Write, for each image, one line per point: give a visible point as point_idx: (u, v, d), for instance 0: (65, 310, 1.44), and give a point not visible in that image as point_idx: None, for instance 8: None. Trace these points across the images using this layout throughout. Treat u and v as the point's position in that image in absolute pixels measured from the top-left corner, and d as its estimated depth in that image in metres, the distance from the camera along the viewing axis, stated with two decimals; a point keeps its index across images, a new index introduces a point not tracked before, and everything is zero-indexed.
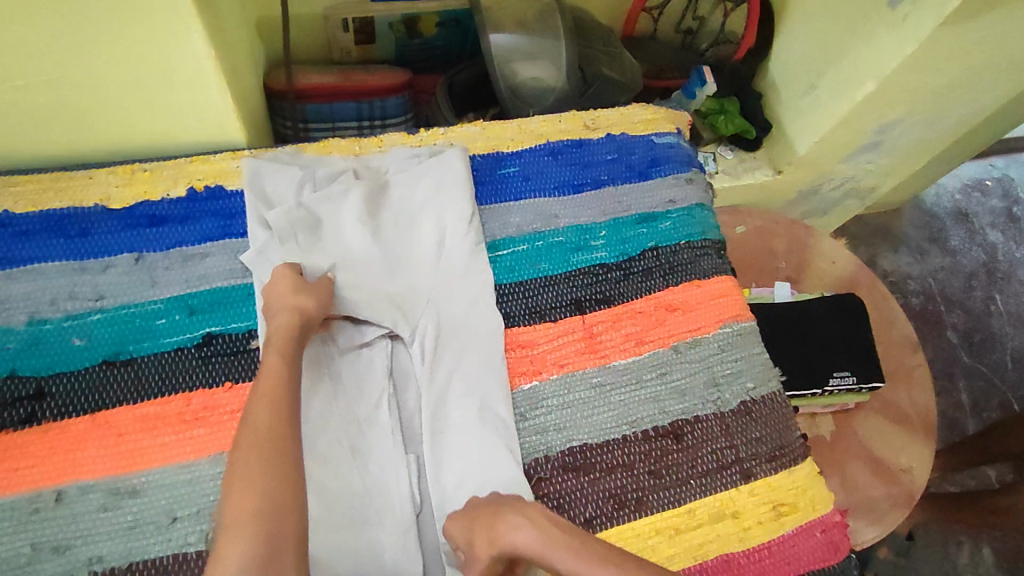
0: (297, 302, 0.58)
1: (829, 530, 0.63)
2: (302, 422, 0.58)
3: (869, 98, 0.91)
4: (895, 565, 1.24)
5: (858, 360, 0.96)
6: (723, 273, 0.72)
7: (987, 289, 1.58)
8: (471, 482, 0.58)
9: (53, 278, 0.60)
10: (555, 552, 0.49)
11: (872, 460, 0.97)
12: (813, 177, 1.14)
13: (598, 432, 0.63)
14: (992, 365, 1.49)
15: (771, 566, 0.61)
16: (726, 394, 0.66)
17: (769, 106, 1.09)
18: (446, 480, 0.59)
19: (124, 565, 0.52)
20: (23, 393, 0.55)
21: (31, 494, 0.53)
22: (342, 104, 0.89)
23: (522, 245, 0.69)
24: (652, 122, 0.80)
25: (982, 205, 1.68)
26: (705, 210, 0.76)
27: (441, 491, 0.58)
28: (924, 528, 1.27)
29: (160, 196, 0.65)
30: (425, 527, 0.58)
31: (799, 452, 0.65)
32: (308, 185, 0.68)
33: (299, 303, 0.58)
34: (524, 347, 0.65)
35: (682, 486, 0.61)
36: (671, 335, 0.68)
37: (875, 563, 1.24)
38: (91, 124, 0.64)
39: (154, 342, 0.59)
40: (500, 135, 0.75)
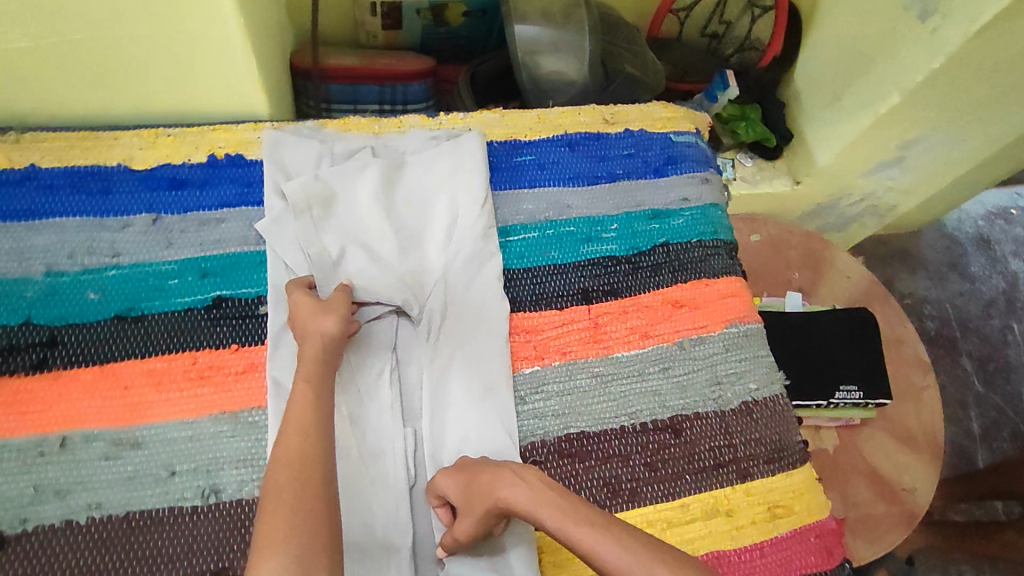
0: (310, 304, 0.58)
1: (823, 536, 0.62)
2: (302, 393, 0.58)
3: (892, 112, 0.90)
4: None
5: (866, 374, 0.95)
6: (732, 274, 0.72)
7: (1005, 318, 1.55)
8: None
9: (72, 232, 0.62)
10: (549, 528, 0.50)
11: (875, 477, 0.96)
12: (832, 191, 1.13)
13: (596, 421, 0.63)
14: (1006, 395, 1.46)
15: (762, 566, 0.60)
16: (728, 393, 0.66)
17: (792, 116, 1.09)
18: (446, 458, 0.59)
19: (120, 514, 0.53)
20: (37, 340, 0.57)
21: (38, 438, 0.54)
22: (364, 86, 0.90)
23: (534, 232, 0.70)
24: (672, 120, 0.80)
25: (1006, 233, 1.65)
26: (719, 210, 0.76)
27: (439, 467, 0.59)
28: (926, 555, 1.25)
29: (182, 160, 0.67)
30: (418, 506, 0.58)
31: (798, 456, 0.65)
32: (326, 160, 0.68)
33: None
34: (529, 332, 0.65)
35: (678, 480, 0.61)
36: (677, 331, 0.67)
37: None
38: (119, 87, 0.66)
39: (166, 301, 0.60)
40: (519, 123, 0.76)
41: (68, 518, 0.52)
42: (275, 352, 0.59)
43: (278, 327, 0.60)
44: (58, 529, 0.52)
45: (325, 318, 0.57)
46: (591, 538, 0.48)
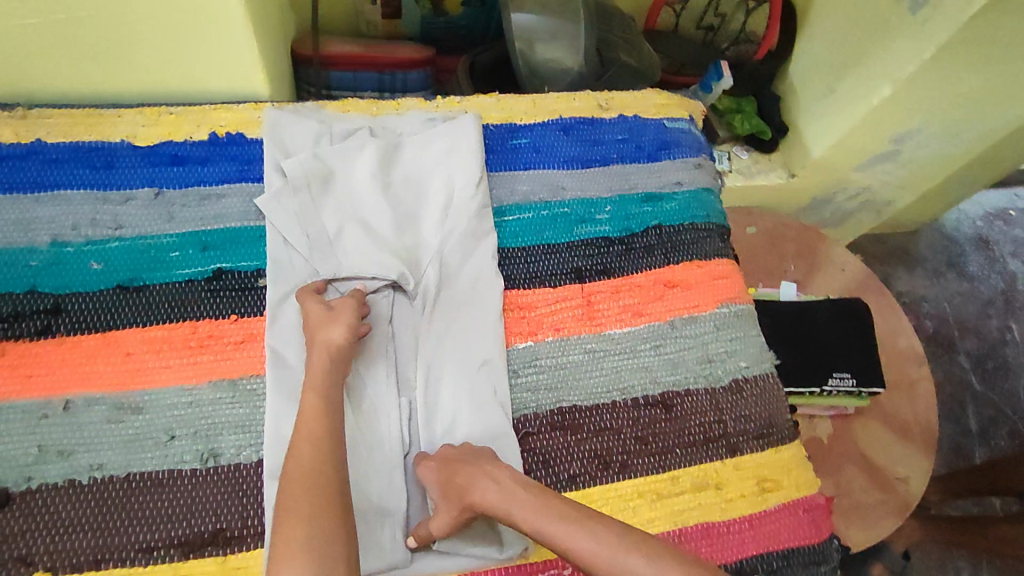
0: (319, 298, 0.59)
1: (812, 511, 0.63)
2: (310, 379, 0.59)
3: (885, 103, 0.92)
4: None
5: (860, 363, 0.96)
6: (723, 256, 0.73)
7: (1003, 318, 1.55)
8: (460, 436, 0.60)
9: (77, 205, 0.63)
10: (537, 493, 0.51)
11: (869, 466, 0.97)
12: (827, 185, 1.15)
13: (589, 395, 0.64)
14: (1004, 393, 1.47)
15: (751, 538, 0.61)
16: (718, 371, 0.67)
17: (787, 109, 1.10)
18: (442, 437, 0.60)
19: (122, 475, 0.55)
20: (41, 307, 0.58)
21: (42, 401, 0.56)
22: (365, 73, 0.92)
23: (528, 212, 0.71)
24: (666, 107, 0.82)
25: (1004, 234, 1.65)
26: (712, 195, 0.77)
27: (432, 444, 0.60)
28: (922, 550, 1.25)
29: (183, 137, 0.68)
30: (412, 490, 0.59)
31: (787, 433, 0.66)
32: (324, 139, 0.70)
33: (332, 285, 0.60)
34: (522, 309, 0.66)
35: (667, 454, 0.62)
36: (669, 310, 0.68)
37: None
38: (123, 66, 0.67)
39: (167, 272, 0.62)
40: (514, 107, 0.77)
41: (71, 478, 0.54)
42: (274, 323, 0.61)
43: (278, 298, 0.62)
44: (62, 488, 0.53)
45: (333, 328, 0.58)
46: (567, 532, 0.50)
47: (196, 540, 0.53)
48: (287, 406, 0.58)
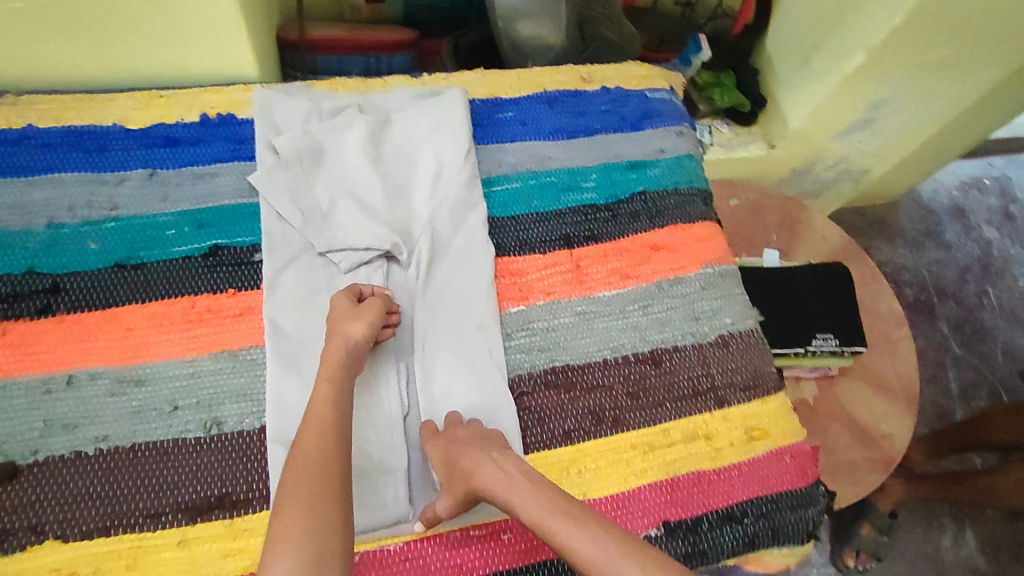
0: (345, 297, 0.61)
1: (798, 457, 0.66)
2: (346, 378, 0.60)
3: (858, 70, 0.94)
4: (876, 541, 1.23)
5: (841, 325, 0.99)
6: (707, 219, 0.75)
7: (980, 283, 1.60)
8: (456, 398, 0.62)
9: (71, 187, 0.64)
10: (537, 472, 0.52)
11: (854, 424, 1.00)
12: (806, 156, 1.18)
13: (581, 355, 0.66)
14: (982, 356, 1.51)
15: (741, 484, 0.63)
16: (705, 328, 0.69)
17: (765, 82, 1.13)
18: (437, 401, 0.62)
19: (128, 445, 0.56)
20: (40, 287, 0.59)
21: (45, 377, 0.57)
22: (351, 57, 0.93)
23: (516, 182, 0.73)
24: (646, 78, 0.84)
25: (979, 202, 1.70)
26: (694, 161, 0.79)
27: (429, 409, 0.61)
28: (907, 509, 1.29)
29: (175, 120, 0.69)
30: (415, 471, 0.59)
31: (773, 384, 0.68)
32: (314, 116, 0.71)
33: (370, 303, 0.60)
34: (513, 275, 0.68)
35: (658, 408, 0.64)
36: (655, 272, 0.71)
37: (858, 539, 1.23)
38: (111, 51, 0.68)
39: (164, 250, 0.63)
40: (499, 82, 0.79)
41: (78, 450, 0.55)
42: (271, 295, 0.62)
43: (274, 270, 0.63)
44: (68, 459, 0.55)
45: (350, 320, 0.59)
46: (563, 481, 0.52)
47: (203, 504, 0.55)
48: (289, 374, 0.59)
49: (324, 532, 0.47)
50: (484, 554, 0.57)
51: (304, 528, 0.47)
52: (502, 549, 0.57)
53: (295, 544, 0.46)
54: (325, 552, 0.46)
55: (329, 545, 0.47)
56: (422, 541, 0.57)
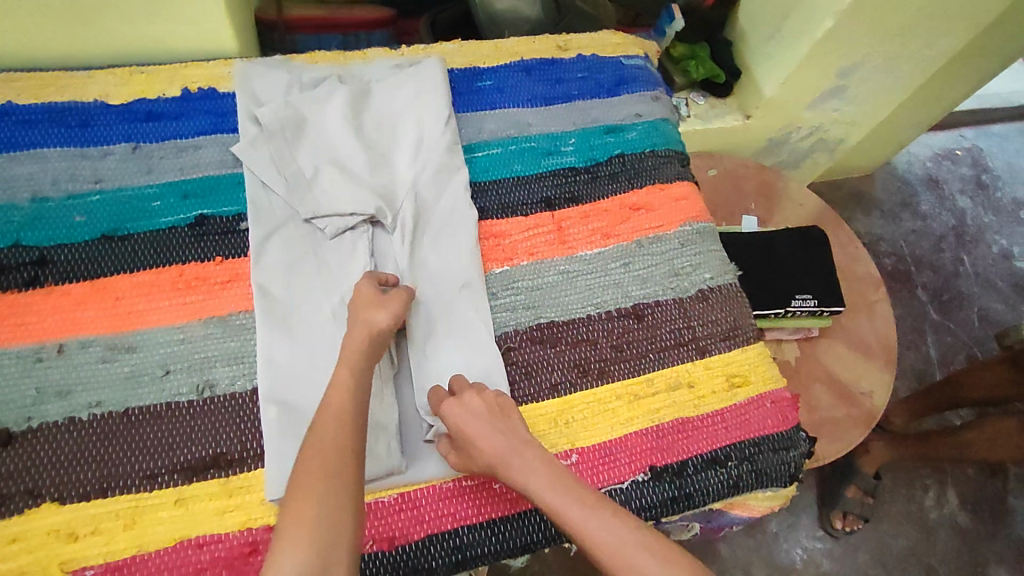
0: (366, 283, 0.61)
1: (778, 402, 0.68)
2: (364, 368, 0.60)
3: (827, 36, 0.96)
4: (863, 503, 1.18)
5: (820, 285, 1.01)
6: (684, 180, 0.77)
7: (956, 251, 1.62)
8: (452, 364, 0.63)
9: (54, 162, 0.64)
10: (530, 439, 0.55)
11: (835, 384, 1.02)
12: (781, 125, 1.20)
13: (565, 311, 0.67)
14: (960, 322, 1.54)
15: (724, 429, 0.65)
16: (685, 282, 0.71)
17: (739, 53, 1.15)
18: (435, 367, 0.63)
19: (121, 410, 0.56)
20: (26, 260, 0.60)
21: (36, 346, 0.57)
22: (329, 36, 0.94)
23: (497, 148, 0.74)
24: (621, 46, 0.85)
25: (952, 172, 1.73)
26: (669, 124, 0.81)
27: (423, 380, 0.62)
28: (892, 474, 1.26)
29: (156, 95, 0.70)
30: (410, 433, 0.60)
31: (752, 334, 0.70)
32: (295, 88, 0.72)
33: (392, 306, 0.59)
34: (496, 237, 0.69)
35: (642, 359, 0.66)
36: (635, 231, 0.72)
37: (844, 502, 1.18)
38: (90, 27, 0.69)
39: (150, 221, 0.64)
40: (476, 52, 0.80)
41: (72, 416, 0.56)
42: (258, 261, 0.63)
43: (260, 237, 0.64)
44: (63, 425, 0.55)
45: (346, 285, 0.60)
46: None
47: (198, 464, 0.55)
48: (279, 336, 0.60)
49: (331, 525, 0.48)
50: (477, 502, 0.59)
51: (312, 521, 0.47)
52: (495, 498, 0.59)
53: (301, 538, 0.47)
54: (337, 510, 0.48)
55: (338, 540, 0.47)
56: (415, 493, 0.58)
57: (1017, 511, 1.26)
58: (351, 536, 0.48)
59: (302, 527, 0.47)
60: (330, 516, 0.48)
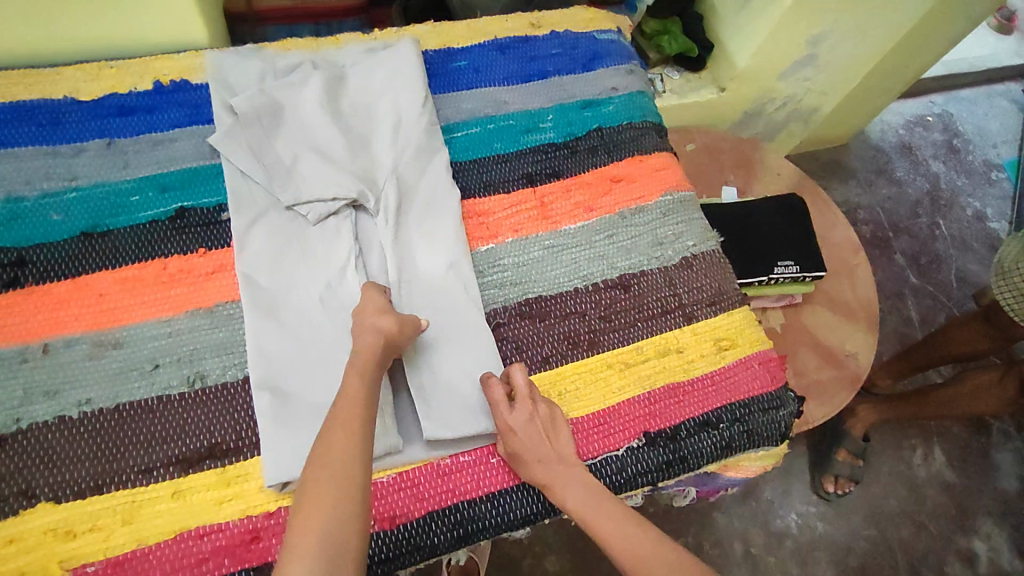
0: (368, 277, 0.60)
1: (766, 363, 0.69)
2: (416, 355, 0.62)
3: (796, 5, 0.97)
4: (854, 467, 1.21)
5: (801, 251, 1.03)
6: (663, 150, 0.78)
7: (932, 216, 1.65)
8: (451, 351, 0.63)
9: (27, 161, 0.63)
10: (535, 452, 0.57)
11: (821, 348, 1.04)
12: (755, 96, 1.21)
13: (553, 286, 0.68)
14: (938, 284, 1.57)
15: (715, 393, 0.66)
16: (669, 251, 0.72)
17: (711, 26, 1.16)
18: (435, 356, 0.62)
19: (111, 406, 0.56)
20: (5, 261, 0.59)
21: (20, 347, 0.57)
22: (300, 26, 0.93)
23: (476, 127, 0.74)
24: (594, 21, 0.86)
25: (925, 138, 1.76)
26: (645, 96, 0.81)
27: (423, 365, 0.62)
28: (880, 435, 1.29)
29: (127, 89, 0.69)
30: (404, 416, 0.60)
31: (737, 299, 0.71)
32: (269, 75, 0.71)
33: (391, 317, 0.58)
34: (480, 216, 0.70)
35: (631, 327, 0.67)
36: (617, 203, 0.73)
37: (835, 466, 1.20)
38: (55, 22, 0.68)
39: (130, 216, 0.63)
40: (450, 34, 0.80)
41: (62, 414, 0.55)
42: (242, 252, 0.62)
43: (243, 227, 0.63)
44: (53, 425, 0.54)
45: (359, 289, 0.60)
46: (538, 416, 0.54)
47: (194, 456, 0.55)
48: (268, 325, 0.60)
49: (339, 532, 0.46)
50: (476, 478, 0.59)
51: (321, 530, 0.46)
52: (494, 472, 0.60)
53: (311, 544, 0.45)
54: (347, 512, 0.47)
55: (345, 552, 0.46)
56: (412, 471, 0.58)
57: (1000, 464, 1.29)
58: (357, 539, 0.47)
59: (309, 537, 0.46)
60: (339, 520, 0.47)
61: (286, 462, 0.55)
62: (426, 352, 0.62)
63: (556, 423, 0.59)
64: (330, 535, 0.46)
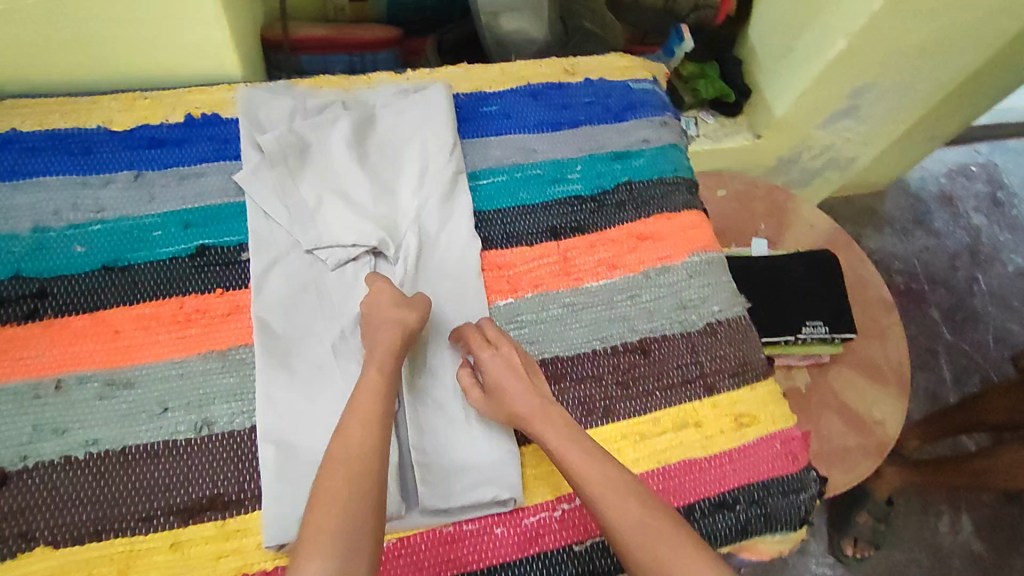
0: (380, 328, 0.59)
1: (788, 443, 0.66)
2: (418, 420, 0.60)
3: (840, 59, 0.94)
4: (874, 530, 1.16)
5: (832, 311, 0.99)
6: (693, 208, 0.75)
7: (970, 270, 1.59)
8: (456, 414, 0.61)
9: (56, 191, 0.64)
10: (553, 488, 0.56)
11: (846, 412, 1.00)
12: (792, 144, 1.18)
13: (571, 346, 0.66)
14: (974, 343, 1.50)
15: (732, 472, 0.63)
16: (693, 315, 0.69)
17: (749, 72, 1.13)
18: (439, 417, 0.60)
19: (118, 448, 0.55)
20: (26, 292, 0.59)
21: (34, 382, 0.57)
22: (335, 56, 0.94)
23: (502, 175, 0.73)
24: (630, 69, 0.84)
25: (967, 188, 1.69)
26: (678, 150, 0.79)
27: (424, 427, 0.60)
28: (904, 499, 1.23)
29: (160, 121, 0.69)
30: (407, 479, 0.58)
31: (761, 371, 0.68)
32: (299, 114, 0.71)
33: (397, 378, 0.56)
34: (501, 268, 0.68)
35: (649, 397, 0.65)
36: (643, 261, 0.71)
37: (855, 529, 1.16)
38: (93, 52, 0.68)
39: (151, 251, 0.63)
40: (483, 77, 0.80)
41: (67, 455, 0.55)
42: (258, 296, 0.62)
43: (262, 270, 0.63)
44: (58, 465, 0.54)
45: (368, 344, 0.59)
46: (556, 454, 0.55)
47: (194, 506, 0.54)
48: (278, 375, 0.59)
49: (351, 544, 0.48)
50: (478, 548, 0.57)
51: (337, 530, 0.49)
52: (497, 542, 0.58)
53: (324, 547, 0.48)
54: (358, 531, 0.49)
55: (358, 555, 0.48)
56: (415, 537, 0.57)
57: None
58: (368, 552, 0.49)
59: (325, 540, 0.48)
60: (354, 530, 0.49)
61: (283, 520, 0.54)
62: (428, 414, 0.60)
63: (531, 364, 0.61)
64: (344, 539, 0.49)
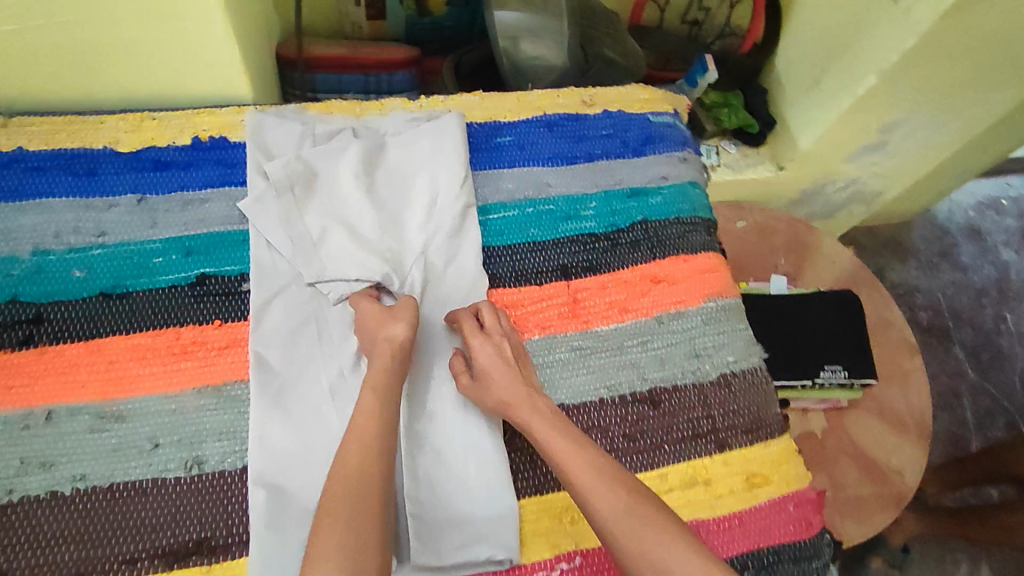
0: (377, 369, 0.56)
1: (801, 506, 0.62)
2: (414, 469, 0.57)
3: (870, 94, 0.90)
4: None
5: (853, 355, 0.96)
6: (710, 250, 0.72)
7: (997, 307, 1.54)
8: (454, 462, 0.59)
9: (59, 213, 0.63)
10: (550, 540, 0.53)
11: (864, 460, 0.96)
12: (816, 176, 1.14)
13: (576, 394, 0.63)
14: (999, 385, 1.45)
15: (742, 536, 0.60)
16: (706, 365, 0.66)
17: (774, 101, 1.10)
18: (436, 466, 0.58)
19: (105, 485, 0.54)
20: (22, 317, 0.58)
21: (24, 412, 0.55)
22: (350, 75, 0.92)
23: (514, 210, 0.71)
24: (650, 101, 0.82)
25: (997, 223, 1.64)
26: (697, 188, 0.76)
27: (420, 476, 0.57)
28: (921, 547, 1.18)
29: (166, 143, 0.68)
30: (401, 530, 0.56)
31: (776, 427, 0.65)
32: (308, 140, 0.69)
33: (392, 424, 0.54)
34: (508, 307, 0.66)
35: (657, 451, 0.62)
36: (656, 305, 0.68)
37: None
38: (102, 71, 0.67)
39: (150, 279, 0.61)
40: (498, 106, 0.77)
41: (53, 490, 0.53)
42: (258, 330, 0.60)
43: (262, 302, 0.61)
44: (44, 500, 0.53)
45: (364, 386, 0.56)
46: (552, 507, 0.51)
47: (179, 549, 0.52)
48: (274, 415, 0.57)
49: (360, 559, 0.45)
50: None
51: (345, 544, 0.45)
52: None
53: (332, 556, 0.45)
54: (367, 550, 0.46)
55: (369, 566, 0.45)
56: None
57: None
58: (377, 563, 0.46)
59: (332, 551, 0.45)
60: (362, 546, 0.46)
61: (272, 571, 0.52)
62: (425, 462, 0.58)
63: (523, 356, 0.60)
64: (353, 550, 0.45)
